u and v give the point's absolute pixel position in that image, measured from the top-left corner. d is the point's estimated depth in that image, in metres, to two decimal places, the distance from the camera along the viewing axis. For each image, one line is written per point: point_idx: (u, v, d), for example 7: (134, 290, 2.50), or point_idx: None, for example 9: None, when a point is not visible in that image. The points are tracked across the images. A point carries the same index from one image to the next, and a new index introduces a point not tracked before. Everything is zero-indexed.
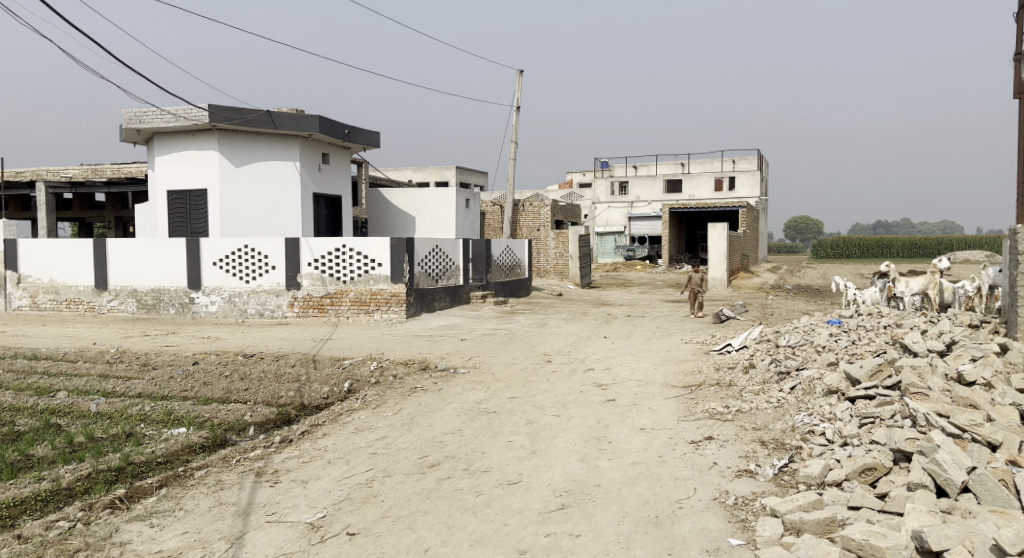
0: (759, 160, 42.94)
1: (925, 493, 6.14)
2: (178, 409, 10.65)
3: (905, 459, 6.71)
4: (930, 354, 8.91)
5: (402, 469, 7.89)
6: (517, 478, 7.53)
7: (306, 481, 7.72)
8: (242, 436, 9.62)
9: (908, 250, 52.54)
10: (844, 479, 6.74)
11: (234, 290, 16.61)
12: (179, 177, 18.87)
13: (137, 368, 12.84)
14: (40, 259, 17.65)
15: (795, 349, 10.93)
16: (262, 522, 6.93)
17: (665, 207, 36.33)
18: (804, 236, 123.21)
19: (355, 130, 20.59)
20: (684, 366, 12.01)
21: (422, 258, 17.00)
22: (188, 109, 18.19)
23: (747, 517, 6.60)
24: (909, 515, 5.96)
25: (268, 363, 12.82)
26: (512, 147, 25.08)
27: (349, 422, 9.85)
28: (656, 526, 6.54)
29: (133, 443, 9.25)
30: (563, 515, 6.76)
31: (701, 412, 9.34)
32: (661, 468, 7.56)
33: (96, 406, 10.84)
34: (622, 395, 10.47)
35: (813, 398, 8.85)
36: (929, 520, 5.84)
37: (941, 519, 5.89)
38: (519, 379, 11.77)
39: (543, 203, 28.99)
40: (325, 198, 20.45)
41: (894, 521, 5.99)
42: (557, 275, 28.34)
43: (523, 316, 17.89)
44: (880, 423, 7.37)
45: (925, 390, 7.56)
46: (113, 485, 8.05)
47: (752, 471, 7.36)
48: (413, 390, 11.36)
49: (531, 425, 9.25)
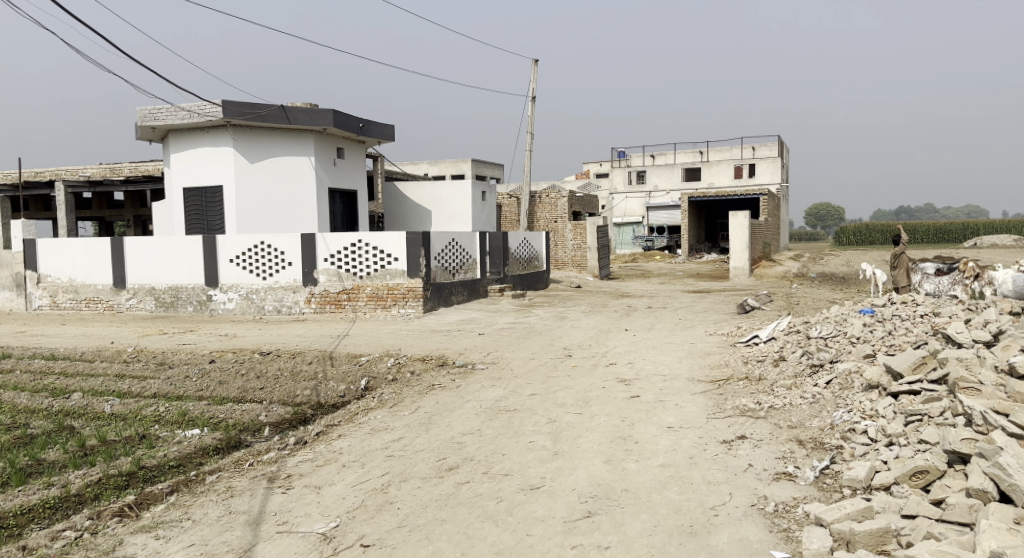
0: (780, 145, 42.10)
1: (997, 507, 5.64)
2: (192, 409, 10.32)
3: (960, 462, 6.30)
4: (976, 345, 8.46)
5: (420, 472, 7.52)
6: (540, 482, 7.14)
7: (320, 487, 7.36)
8: (256, 437, 9.30)
9: (934, 235, 51.45)
10: (893, 483, 6.40)
11: (251, 287, 16.31)
12: (193, 174, 18.60)
13: (153, 367, 12.56)
14: (59, 258, 17.45)
15: (827, 341, 10.48)
16: (273, 533, 6.58)
17: (685, 198, 35.46)
18: (826, 224, 121.85)
19: (370, 123, 20.19)
20: (710, 359, 11.59)
21: (439, 251, 16.61)
22: (202, 105, 17.80)
23: (789, 526, 6.21)
24: (983, 534, 5.43)
25: (285, 361, 12.49)
26: (529, 139, 24.63)
27: (365, 422, 9.49)
28: (691, 537, 6.14)
29: (146, 445, 8.94)
30: (589, 524, 6.37)
31: (732, 409, 8.93)
32: (693, 471, 7.16)
33: (110, 407, 10.54)
34: (648, 391, 10.07)
35: (851, 394, 8.45)
36: (1008, 540, 5.34)
37: (1020, 539, 5.36)
38: (539, 375, 11.38)
39: (560, 194, 28.43)
40: (340, 192, 20.12)
41: (965, 538, 5.51)
42: (574, 266, 27.65)
43: (542, 309, 17.48)
44: (929, 420, 6.98)
45: (976, 384, 7.12)
46: (123, 490, 7.70)
47: (791, 474, 7.00)
48: (431, 388, 10.98)
49: (552, 424, 8.86)
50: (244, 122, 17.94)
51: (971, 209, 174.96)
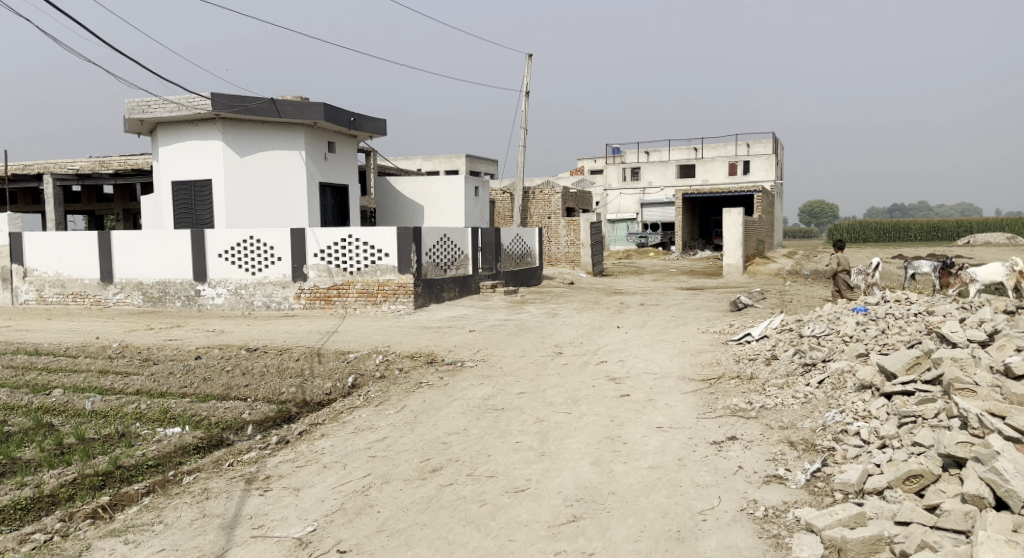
0: (774, 143, 42.16)
1: (995, 516, 5.47)
2: (174, 407, 10.09)
3: (955, 465, 6.16)
4: (971, 345, 8.29)
5: (402, 474, 7.32)
6: (525, 484, 6.96)
7: (299, 489, 7.15)
8: (239, 435, 9.10)
9: (928, 233, 51.20)
10: (886, 487, 6.27)
11: (240, 282, 16.09)
12: (181, 167, 18.35)
13: (137, 364, 12.33)
14: (45, 252, 17.21)
15: (820, 340, 10.32)
16: (247, 538, 6.39)
17: (679, 194, 35.34)
18: (820, 221, 121.64)
19: (361, 117, 19.96)
20: (702, 357, 11.42)
21: (430, 247, 16.39)
22: (191, 98, 17.59)
23: (780, 532, 6.05)
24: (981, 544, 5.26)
25: (271, 358, 12.27)
26: (522, 134, 24.41)
27: (349, 421, 9.28)
28: (678, 543, 5.98)
29: (125, 444, 8.72)
30: (574, 529, 6.19)
31: (723, 409, 8.77)
32: (682, 473, 7.00)
33: (91, 404, 10.29)
34: (637, 390, 9.88)
35: (844, 394, 8.30)
36: (1006, 552, 5.17)
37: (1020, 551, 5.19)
38: (529, 373, 11.19)
39: (553, 190, 28.32)
40: (331, 186, 19.87)
41: (962, 548, 5.34)
42: (568, 262, 27.42)
43: (534, 305, 17.28)
44: (923, 422, 6.83)
45: (971, 386, 6.97)
46: (97, 491, 7.49)
47: (782, 476, 6.85)
48: (418, 386, 10.77)
49: (540, 423, 8.67)
50: (233, 115, 17.71)
51: (964, 208, 175.06)
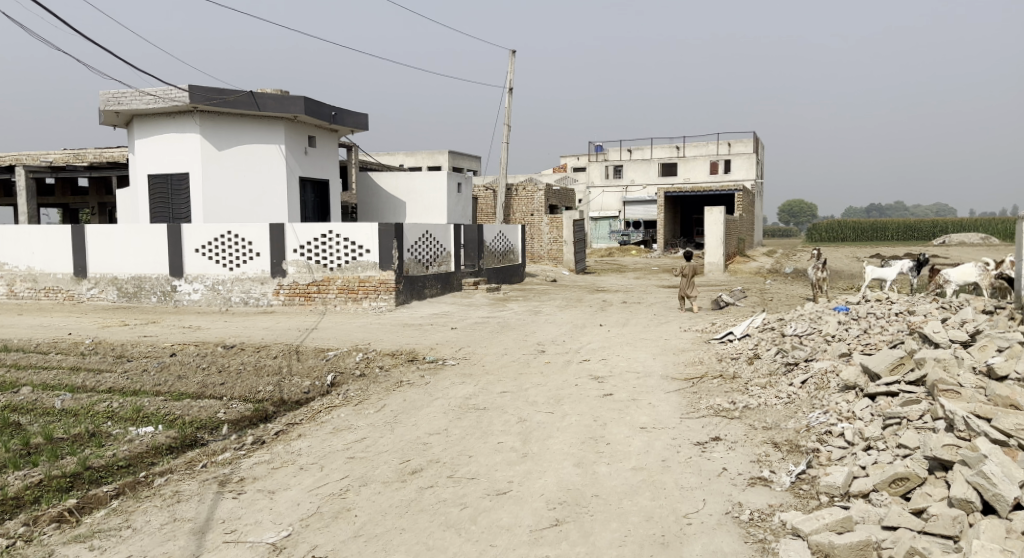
0: (754, 142, 42.30)
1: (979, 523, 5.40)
2: (147, 405, 9.84)
3: (940, 468, 6.06)
4: (953, 345, 8.22)
5: (381, 476, 7.16)
6: (507, 486, 6.82)
7: (274, 492, 6.96)
8: (213, 435, 8.88)
9: (905, 232, 51.41)
10: (872, 490, 6.18)
11: (217, 278, 15.82)
12: (158, 161, 18.05)
13: (110, 361, 12.06)
14: (17, 246, 16.86)
15: (803, 339, 10.22)
16: (219, 543, 6.21)
17: (660, 192, 35.32)
18: (799, 220, 122.32)
19: (341, 111, 19.71)
20: (685, 356, 11.31)
21: (411, 244, 16.18)
22: (167, 90, 17.21)
23: (766, 536, 5.94)
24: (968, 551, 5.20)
25: (248, 355, 12.04)
26: (504, 131, 24.21)
27: (327, 421, 9.08)
28: (663, 548, 5.86)
29: (95, 444, 8.48)
30: (556, 534, 6.06)
31: (706, 409, 8.65)
32: (666, 475, 6.87)
33: (61, 402, 10.02)
34: (620, 390, 9.74)
35: (827, 394, 8.20)
36: None
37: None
38: (511, 372, 11.03)
39: (536, 187, 28.12)
40: (311, 181, 19.60)
41: None
42: (550, 260, 27.34)
43: (516, 303, 17.12)
44: (908, 424, 6.74)
45: (956, 387, 6.89)
46: (65, 493, 7.26)
47: (766, 479, 6.73)
48: (398, 385, 10.57)
49: (522, 424, 8.52)
50: (211, 108, 17.40)
51: (941, 208, 176.52)
